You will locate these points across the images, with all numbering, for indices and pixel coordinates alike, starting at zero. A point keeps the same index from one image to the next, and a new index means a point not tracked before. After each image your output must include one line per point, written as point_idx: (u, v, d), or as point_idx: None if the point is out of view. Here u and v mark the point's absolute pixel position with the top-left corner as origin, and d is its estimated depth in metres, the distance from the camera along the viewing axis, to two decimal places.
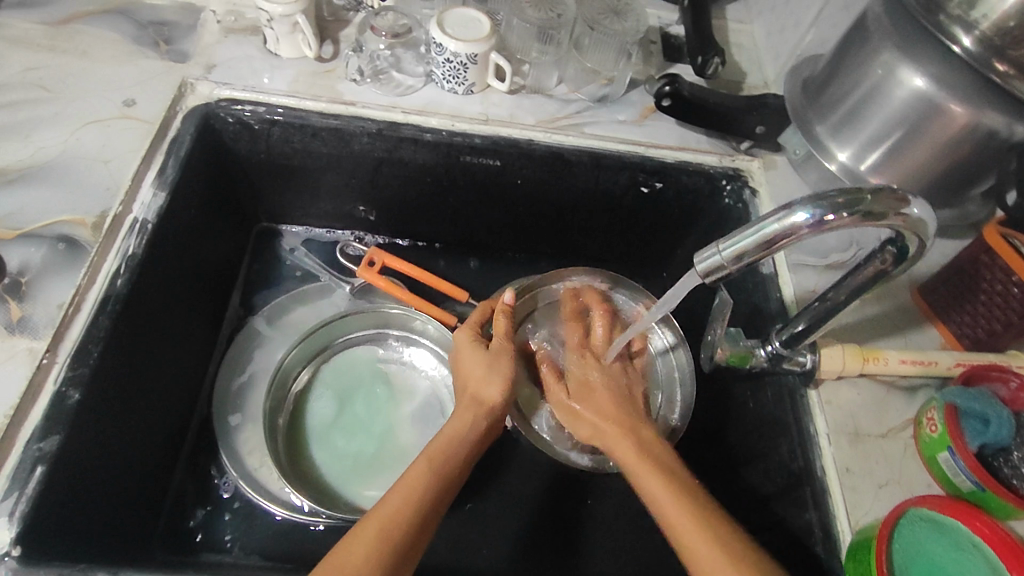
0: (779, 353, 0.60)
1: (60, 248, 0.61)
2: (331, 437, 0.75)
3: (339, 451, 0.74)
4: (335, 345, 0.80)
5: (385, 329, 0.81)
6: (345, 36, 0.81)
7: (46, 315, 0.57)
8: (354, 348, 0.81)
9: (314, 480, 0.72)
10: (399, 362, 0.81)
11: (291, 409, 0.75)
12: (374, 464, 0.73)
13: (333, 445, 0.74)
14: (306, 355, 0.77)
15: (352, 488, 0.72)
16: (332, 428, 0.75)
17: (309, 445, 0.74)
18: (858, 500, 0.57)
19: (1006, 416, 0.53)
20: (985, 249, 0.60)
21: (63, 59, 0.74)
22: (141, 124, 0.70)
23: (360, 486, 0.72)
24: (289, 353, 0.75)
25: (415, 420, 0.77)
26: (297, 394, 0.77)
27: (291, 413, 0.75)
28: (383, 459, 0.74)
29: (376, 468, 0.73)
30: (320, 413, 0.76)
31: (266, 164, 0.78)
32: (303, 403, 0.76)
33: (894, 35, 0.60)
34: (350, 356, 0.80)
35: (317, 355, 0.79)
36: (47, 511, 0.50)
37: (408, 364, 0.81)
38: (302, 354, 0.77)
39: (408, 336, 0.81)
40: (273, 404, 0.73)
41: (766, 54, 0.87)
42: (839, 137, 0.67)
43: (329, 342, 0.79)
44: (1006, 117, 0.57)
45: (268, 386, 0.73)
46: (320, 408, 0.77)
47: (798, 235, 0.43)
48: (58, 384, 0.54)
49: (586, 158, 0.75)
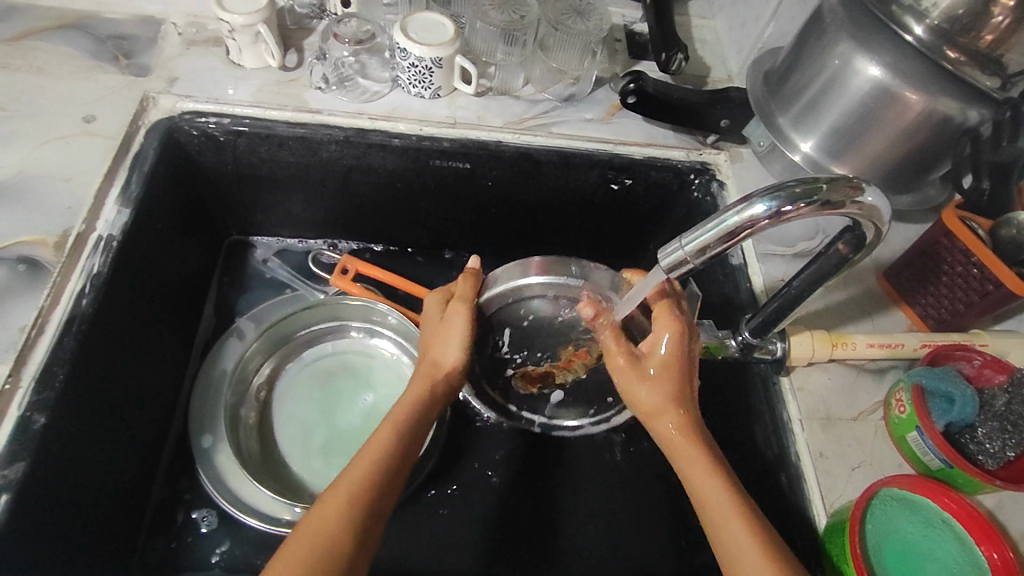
0: (750, 342, 0.60)
1: (20, 270, 0.60)
2: (300, 434, 0.75)
3: (317, 459, 0.73)
4: (298, 338, 0.80)
5: (345, 321, 0.81)
6: (309, 44, 0.80)
7: (8, 340, 0.56)
8: (319, 342, 0.81)
9: (285, 481, 0.71)
10: (362, 355, 0.81)
11: (258, 405, 0.76)
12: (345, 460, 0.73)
13: (303, 442, 0.74)
14: (265, 349, 0.78)
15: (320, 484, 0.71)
16: (297, 426, 0.75)
17: (287, 456, 0.73)
18: (832, 484, 0.58)
19: (970, 394, 0.54)
20: (944, 232, 0.61)
21: (18, 76, 0.73)
22: (102, 141, 0.69)
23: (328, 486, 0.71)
24: (252, 345, 0.76)
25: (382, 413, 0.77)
26: (258, 391, 0.77)
27: (257, 407, 0.75)
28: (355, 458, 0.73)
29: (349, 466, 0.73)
30: (286, 411, 0.76)
31: (234, 175, 0.77)
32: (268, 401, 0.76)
33: (849, 25, 0.61)
34: (317, 351, 0.81)
35: (279, 349, 0.79)
36: (15, 538, 0.49)
37: (371, 355, 0.81)
38: (264, 346, 0.78)
39: (369, 327, 0.81)
40: (235, 398, 0.74)
41: (728, 48, 0.88)
42: (800, 128, 0.68)
43: (291, 334, 0.80)
44: (959, 101, 0.58)
45: (227, 386, 0.74)
46: (285, 405, 0.77)
47: (758, 226, 0.44)
48: (22, 410, 0.52)
49: (555, 157, 0.76)
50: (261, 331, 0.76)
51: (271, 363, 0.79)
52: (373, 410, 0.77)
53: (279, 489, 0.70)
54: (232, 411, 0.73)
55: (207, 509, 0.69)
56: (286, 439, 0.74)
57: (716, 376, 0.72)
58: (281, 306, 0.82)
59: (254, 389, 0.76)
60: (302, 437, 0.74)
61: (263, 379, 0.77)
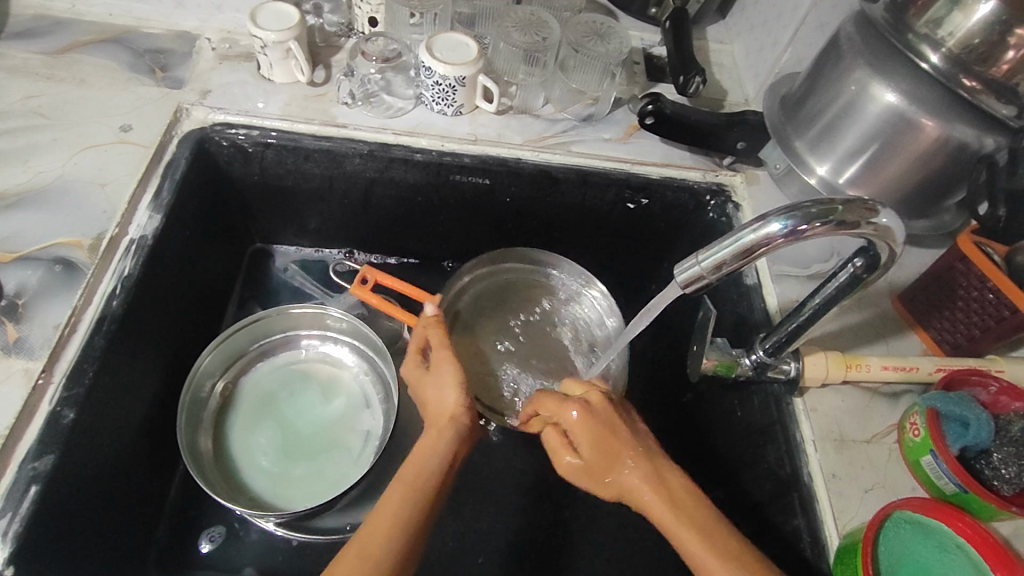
0: (763, 362, 0.61)
1: (57, 270, 0.62)
2: (253, 439, 0.74)
3: (275, 472, 0.72)
4: (251, 351, 0.79)
5: (294, 332, 0.80)
6: (337, 61, 0.83)
7: (42, 336, 0.58)
8: (294, 346, 0.81)
9: (235, 479, 0.71)
10: (326, 361, 0.81)
11: (220, 404, 0.76)
12: (298, 475, 0.71)
13: (256, 439, 0.74)
14: (222, 361, 0.76)
15: (258, 485, 0.71)
16: (253, 432, 0.75)
17: (247, 469, 0.72)
18: (845, 505, 0.58)
19: (985, 418, 0.54)
20: (960, 257, 0.62)
21: (60, 87, 0.76)
22: (137, 149, 0.72)
23: (280, 497, 0.70)
24: (206, 358, 0.72)
25: (341, 426, 0.76)
26: (221, 396, 0.76)
27: (218, 410, 0.75)
28: (306, 469, 0.72)
29: (302, 479, 0.71)
30: (246, 414, 0.76)
31: (260, 186, 0.79)
32: (232, 403, 0.76)
33: (865, 52, 0.62)
34: (290, 355, 0.81)
35: (240, 357, 0.78)
36: (40, 530, 0.51)
37: (329, 361, 0.81)
38: (220, 360, 0.75)
39: (324, 334, 0.81)
40: (199, 401, 0.73)
41: (746, 73, 0.90)
42: (817, 151, 0.69)
43: (244, 348, 0.78)
44: (973, 129, 0.59)
45: (180, 398, 0.69)
46: (248, 406, 0.76)
47: (774, 244, 0.45)
48: (53, 405, 0.54)
49: (574, 175, 0.77)
50: (213, 346, 0.73)
51: (229, 374, 0.77)
52: (330, 420, 0.76)
53: (218, 485, 0.69)
54: (195, 414, 0.72)
55: (216, 526, 0.69)
56: (245, 454, 0.73)
57: (727, 396, 0.71)
58: (281, 304, 0.83)
59: (217, 391, 0.76)
60: (255, 436, 0.74)
61: (222, 386, 0.76)
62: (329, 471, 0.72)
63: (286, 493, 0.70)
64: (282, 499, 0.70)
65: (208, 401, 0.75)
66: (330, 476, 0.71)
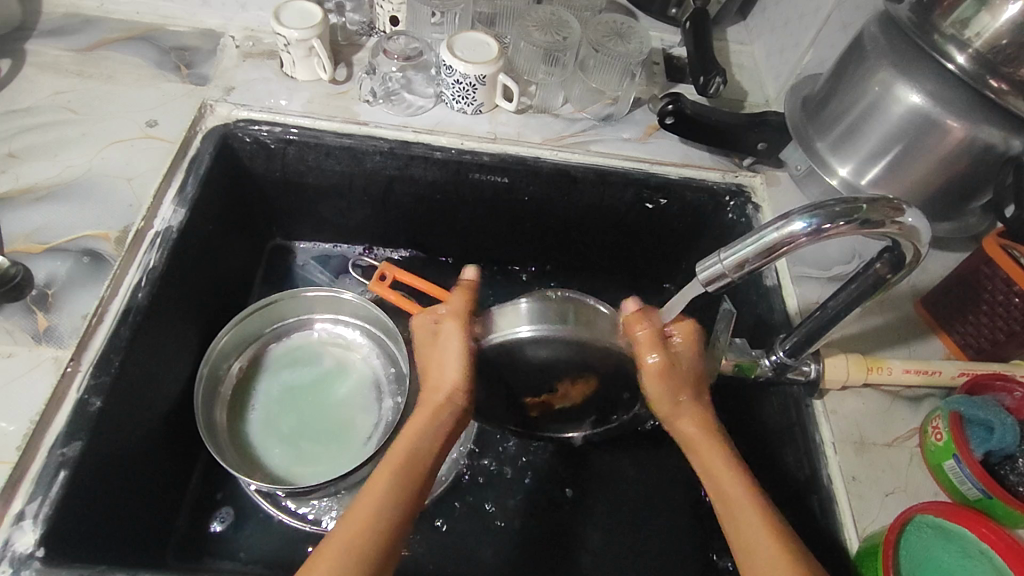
0: (784, 363, 0.60)
1: (84, 261, 0.63)
2: (267, 420, 0.75)
3: (285, 449, 0.72)
4: (265, 335, 0.80)
5: (309, 316, 0.81)
6: (359, 59, 0.84)
7: (71, 325, 0.59)
8: (307, 329, 0.82)
9: (246, 455, 0.71)
10: (339, 346, 0.81)
11: (238, 382, 0.77)
12: (310, 453, 0.72)
13: (269, 415, 0.75)
14: (240, 342, 0.77)
15: (270, 460, 0.71)
16: (269, 412, 0.75)
17: (259, 448, 0.72)
18: (864, 508, 0.58)
19: (1011, 423, 0.53)
20: (985, 261, 0.61)
21: (89, 83, 0.77)
22: (163, 144, 0.73)
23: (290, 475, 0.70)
24: (223, 338, 0.73)
25: (352, 411, 0.76)
26: (237, 377, 0.77)
27: (236, 385, 0.76)
28: (316, 448, 0.72)
29: (314, 457, 0.72)
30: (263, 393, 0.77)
31: (280, 181, 0.80)
32: (249, 383, 0.77)
33: (890, 53, 0.62)
34: (304, 339, 0.81)
35: (255, 340, 0.79)
36: (68, 515, 0.52)
37: (342, 348, 0.81)
38: (238, 340, 0.76)
39: (337, 319, 0.82)
40: (218, 373, 0.75)
41: (767, 74, 0.90)
42: (839, 153, 0.68)
43: (262, 330, 0.79)
44: (1001, 131, 0.58)
45: (202, 368, 0.71)
46: (264, 387, 0.77)
47: (797, 243, 0.44)
48: (81, 393, 0.55)
49: (593, 175, 0.77)
50: (233, 324, 0.74)
51: (246, 355, 0.78)
52: (343, 404, 0.76)
53: (231, 460, 0.70)
54: (211, 389, 0.74)
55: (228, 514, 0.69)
56: (259, 434, 0.73)
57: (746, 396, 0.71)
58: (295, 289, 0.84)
59: (234, 370, 0.77)
60: (267, 416, 0.75)
61: (239, 367, 0.78)
62: (340, 451, 0.72)
63: (296, 469, 0.71)
64: (291, 475, 0.70)
65: (225, 377, 0.76)
66: (340, 457, 0.72)
